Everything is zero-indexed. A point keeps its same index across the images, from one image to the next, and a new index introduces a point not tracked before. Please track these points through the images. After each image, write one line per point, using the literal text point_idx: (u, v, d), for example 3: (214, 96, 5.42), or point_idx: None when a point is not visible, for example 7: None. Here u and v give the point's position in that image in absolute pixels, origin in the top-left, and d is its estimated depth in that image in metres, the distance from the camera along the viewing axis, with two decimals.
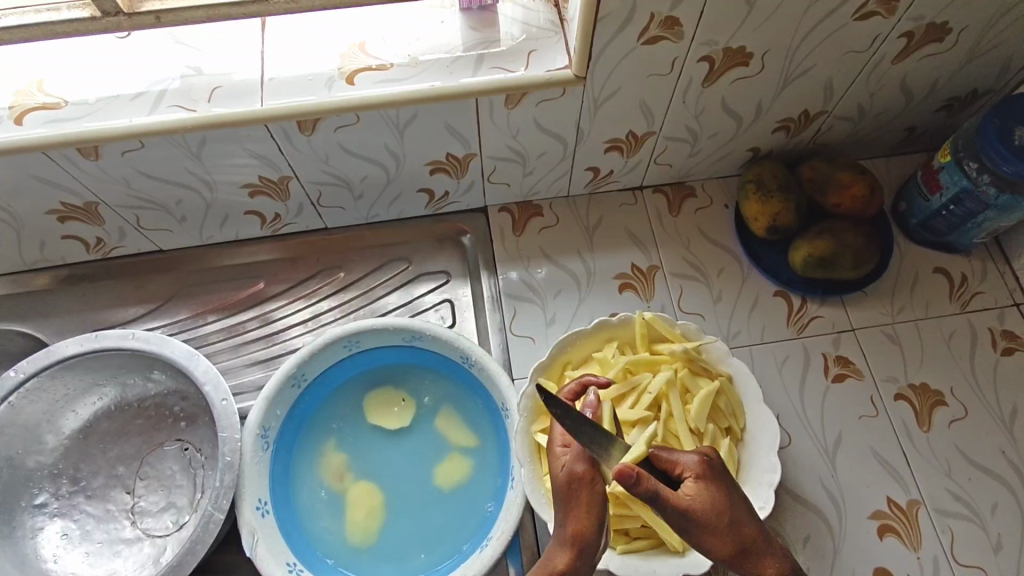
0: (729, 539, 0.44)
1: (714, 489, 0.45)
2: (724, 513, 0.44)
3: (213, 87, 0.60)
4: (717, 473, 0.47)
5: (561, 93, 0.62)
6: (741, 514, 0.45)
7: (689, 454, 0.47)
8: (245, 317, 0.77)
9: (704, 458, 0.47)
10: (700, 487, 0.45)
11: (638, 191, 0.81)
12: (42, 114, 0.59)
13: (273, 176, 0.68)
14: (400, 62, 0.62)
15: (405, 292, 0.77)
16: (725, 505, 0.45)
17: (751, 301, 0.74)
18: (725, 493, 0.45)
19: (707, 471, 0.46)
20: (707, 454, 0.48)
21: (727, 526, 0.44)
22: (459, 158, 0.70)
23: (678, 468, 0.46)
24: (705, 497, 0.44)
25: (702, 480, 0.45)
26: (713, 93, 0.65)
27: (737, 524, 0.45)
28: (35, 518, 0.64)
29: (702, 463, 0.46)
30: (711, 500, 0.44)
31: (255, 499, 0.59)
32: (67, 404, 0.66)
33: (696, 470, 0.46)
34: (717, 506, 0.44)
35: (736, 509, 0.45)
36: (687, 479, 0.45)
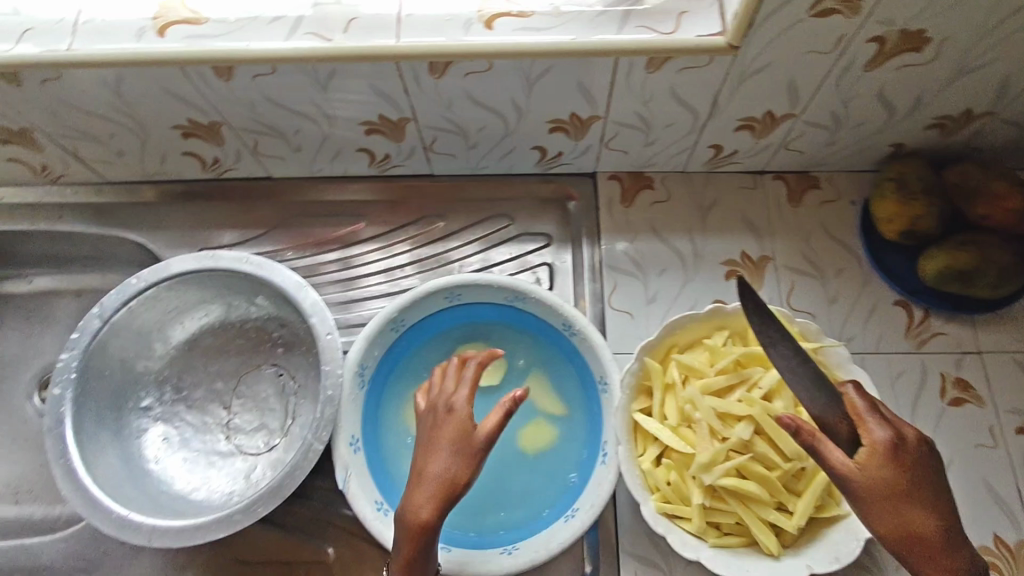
0: (892, 519, 0.46)
1: (890, 468, 0.46)
2: (896, 495, 0.46)
3: (349, 18, 0.59)
4: (906, 454, 0.47)
5: (707, 62, 0.58)
6: (917, 501, 0.46)
7: (876, 428, 0.48)
8: (328, 255, 0.77)
9: (897, 438, 0.47)
10: (874, 463, 0.47)
11: (758, 175, 0.76)
12: (182, 29, 0.59)
13: (393, 116, 0.67)
14: (541, 11, 0.59)
15: (485, 256, 0.76)
16: (898, 486, 0.46)
17: (868, 308, 0.70)
18: (905, 476, 0.46)
19: (893, 451, 0.47)
20: (902, 434, 0.48)
21: (894, 508, 0.46)
22: (582, 119, 0.67)
23: (865, 435, 0.48)
24: (877, 473, 0.46)
25: (882, 456, 0.47)
26: (873, 78, 0.60)
27: (903, 510, 0.46)
28: (139, 420, 0.66)
29: (890, 442, 0.47)
30: (881, 478, 0.46)
31: (349, 435, 0.60)
32: (177, 316, 0.69)
33: (878, 445, 0.47)
34: (886, 484, 0.46)
35: (911, 493, 0.46)
36: (865, 447, 0.47)
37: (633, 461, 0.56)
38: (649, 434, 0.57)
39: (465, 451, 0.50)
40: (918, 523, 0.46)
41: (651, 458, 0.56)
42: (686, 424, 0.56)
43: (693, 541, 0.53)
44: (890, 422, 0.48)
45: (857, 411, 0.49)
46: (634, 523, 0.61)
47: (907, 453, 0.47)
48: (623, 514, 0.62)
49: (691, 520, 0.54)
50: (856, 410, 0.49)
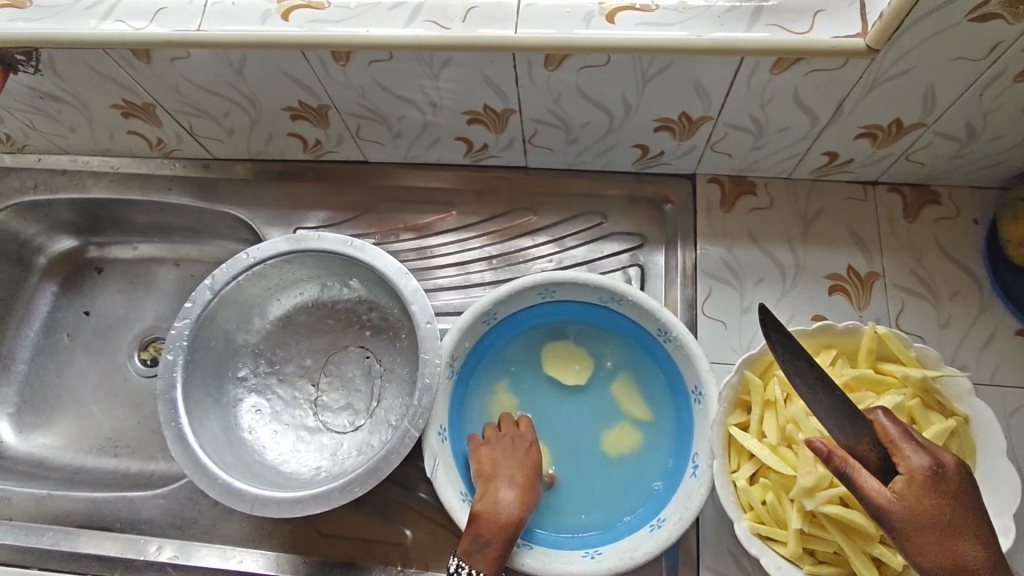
0: (936, 552, 0.43)
1: (931, 496, 0.44)
2: (941, 525, 0.43)
3: (468, 7, 0.59)
4: (945, 481, 0.45)
5: (841, 64, 0.54)
6: (961, 531, 0.44)
7: (915, 454, 0.45)
8: (402, 249, 0.78)
9: (935, 464, 0.45)
10: (915, 491, 0.44)
11: (870, 186, 0.72)
12: (306, 13, 0.60)
13: (498, 107, 0.66)
14: (665, 6, 0.57)
15: (557, 257, 0.75)
16: (942, 516, 0.44)
17: (986, 336, 0.65)
18: (947, 504, 0.44)
19: (932, 478, 0.45)
20: (939, 460, 0.46)
21: (939, 540, 0.43)
22: (691, 119, 0.64)
23: (901, 463, 0.46)
24: (918, 502, 0.44)
25: (922, 484, 0.44)
26: (1023, 89, 0.55)
27: (948, 541, 0.43)
28: (236, 390, 0.69)
29: (930, 469, 0.45)
30: (924, 507, 0.44)
31: (438, 425, 0.59)
32: (276, 293, 0.70)
33: (916, 472, 0.45)
34: (929, 513, 0.44)
35: (954, 522, 0.44)
36: (902, 475, 0.45)
37: (727, 476, 0.54)
38: (745, 451, 0.55)
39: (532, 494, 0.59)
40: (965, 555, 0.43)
41: (748, 476, 0.53)
42: (786, 445, 0.54)
43: (787, 566, 0.51)
44: (927, 448, 0.46)
45: (891, 438, 0.47)
46: (718, 538, 0.60)
47: (947, 480, 0.45)
48: (707, 528, 0.60)
49: (786, 544, 0.52)
50: (889, 436, 0.47)
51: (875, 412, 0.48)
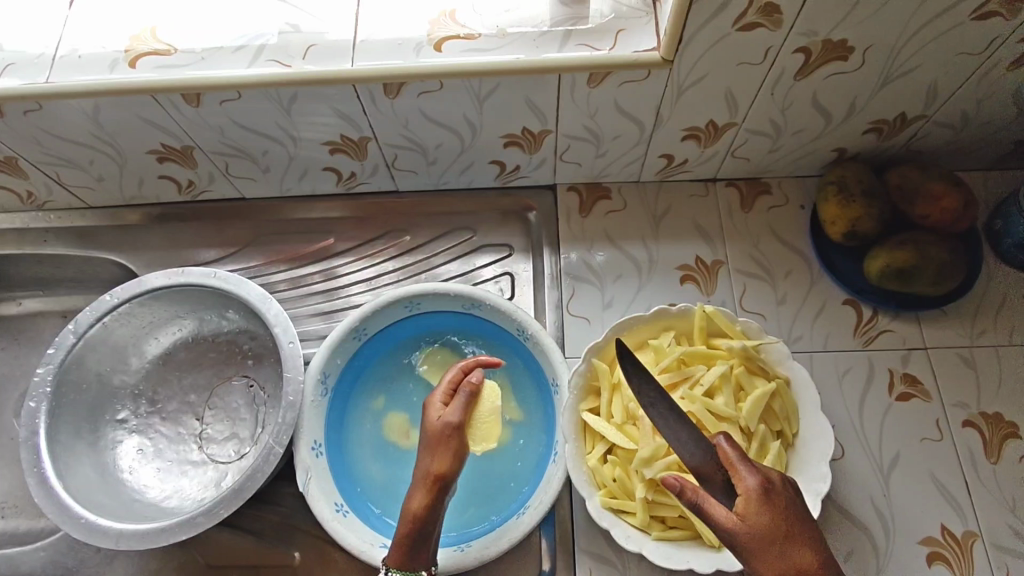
0: (782, 568, 0.43)
1: (766, 513, 0.45)
2: (779, 539, 0.44)
3: (308, 45, 0.62)
4: (778, 496, 0.46)
5: (645, 75, 0.61)
6: (801, 542, 0.44)
7: (748, 474, 0.47)
8: (309, 271, 0.80)
9: (767, 481, 0.47)
10: (751, 510, 0.45)
11: (710, 183, 0.79)
12: (153, 59, 0.62)
13: (354, 136, 0.70)
14: (487, 33, 0.62)
15: (464, 263, 0.79)
16: (780, 530, 0.44)
17: (817, 307, 0.72)
18: (782, 518, 0.45)
19: (765, 496, 0.46)
20: (771, 477, 0.47)
21: (781, 555, 0.44)
22: (534, 134, 0.70)
23: (738, 484, 0.47)
24: (757, 520, 0.45)
25: (758, 503, 0.45)
26: (804, 86, 0.62)
27: (794, 554, 0.44)
28: (115, 432, 0.69)
29: (761, 488, 0.46)
30: (760, 524, 0.44)
31: (311, 440, 0.63)
32: (150, 331, 0.72)
33: (751, 490, 0.46)
34: (767, 529, 0.44)
35: (792, 534, 0.44)
36: (739, 497, 0.46)
37: (581, 458, 0.58)
38: (596, 433, 0.59)
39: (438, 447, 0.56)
40: (808, 565, 0.43)
41: (597, 455, 0.57)
42: (630, 422, 0.58)
43: (636, 534, 0.55)
44: (759, 467, 0.48)
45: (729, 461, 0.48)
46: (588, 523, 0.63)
47: (781, 496, 0.46)
48: (579, 513, 0.63)
49: (636, 514, 0.55)
50: (728, 459, 0.48)
51: (718, 435, 0.50)
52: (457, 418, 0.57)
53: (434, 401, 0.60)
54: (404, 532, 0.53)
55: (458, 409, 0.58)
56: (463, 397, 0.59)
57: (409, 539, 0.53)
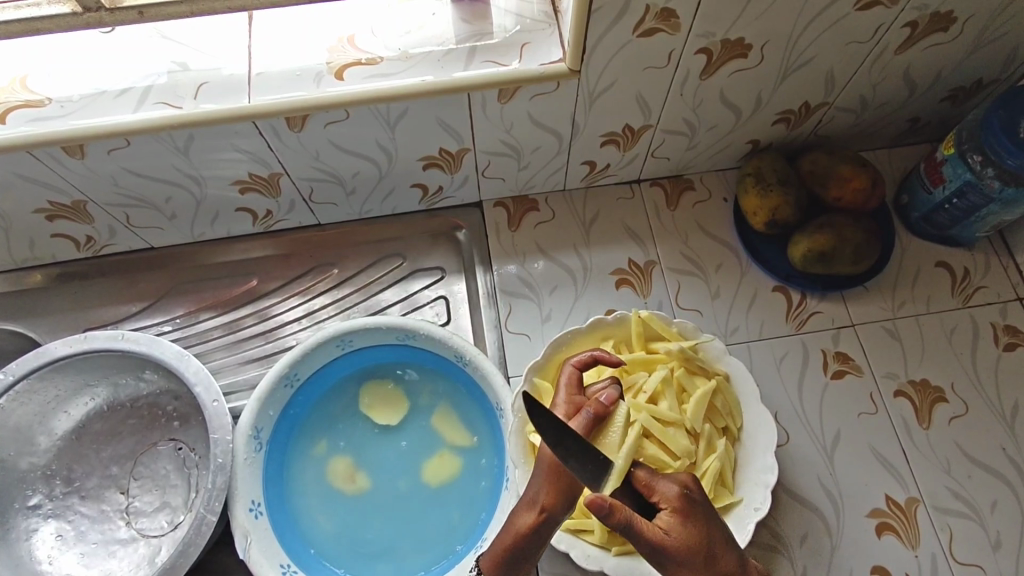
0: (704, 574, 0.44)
1: (690, 523, 0.45)
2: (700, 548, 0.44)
3: (199, 83, 0.59)
4: (697, 503, 0.46)
5: (555, 87, 0.60)
6: (718, 546, 0.45)
7: (672, 484, 0.47)
8: (242, 313, 0.76)
9: (686, 490, 0.47)
10: (677, 522, 0.45)
11: (635, 185, 0.79)
12: (25, 112, 0.57)
13: (263, 173, 0.67)
14: (389, 56, 0.60)
15: (401, 288, 0.76)
16: (701, 538, 0.45)
17: (749, 297, 0.73)
18: (702, 526, 0.45)
19: (685, 503, 0.46)
20: (686, 481, 0.47)
21: (702, 565, 0.44)
22: (452, 154, 0.68)
23: (659, 497, 0.46)
24: (682, 532, 0.44)
25: (681, 514, 0.45)
26: (711, 85, 0.63)
27: (712, 556, 0.45)
28: (29, 520, 0.65)
29: (681, 495, 0.46)
30: (687, 537, 0.44)
31: (248, 501, 0.60)
32: (58, 405, 0.66)
33: (676, 504, 0.46)
34: (693, 541, 0.44)
35: (714, 541, 0.45)
36: (665, 511, 0.46)
37: None
38: None
39: (551, 474, 0.49)
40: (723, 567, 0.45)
41: None
42: None
43: (596, 552, 0.55)
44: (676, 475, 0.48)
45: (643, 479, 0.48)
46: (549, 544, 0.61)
47: (699, 501, 0.47)
48: None
49: (593, 532, 0.56)
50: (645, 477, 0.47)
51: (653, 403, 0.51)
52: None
53: (556, 417, 0.53)
54: (503, 545, 0.49)
55: (571, 433, 0.49)
56: (585, 417, 0.50)
57: (507, 554, 0.49)
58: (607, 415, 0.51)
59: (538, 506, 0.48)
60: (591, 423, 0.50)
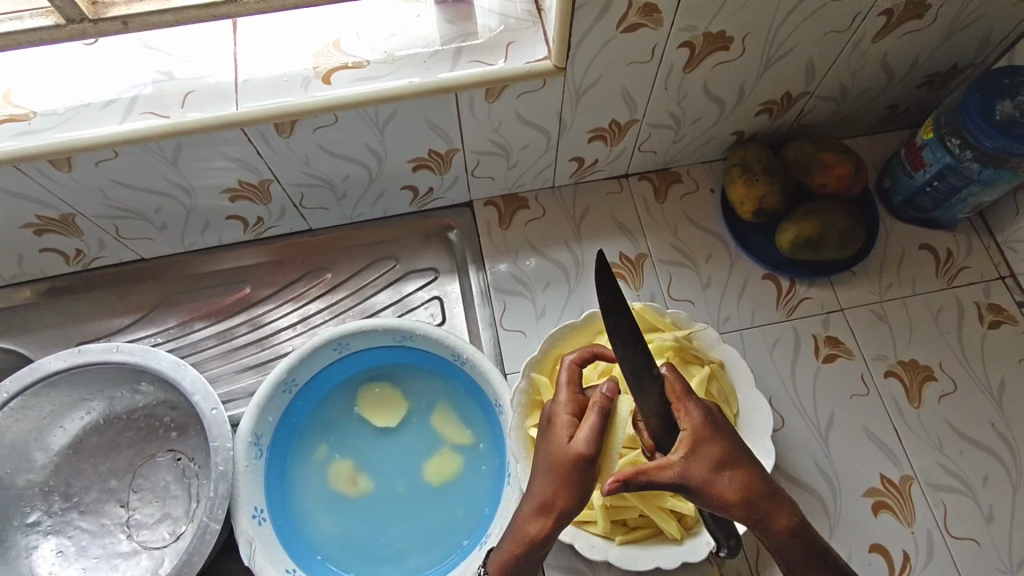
0: (734, 494, 0.44)
1: (711, 442, 0.44)
2: (724, 466, 0.44)
3: (185, 92, 0.59)
4: (721, 426, 0.46)
5: (541, 84, 0.61)
6: (746, 468, 0.45)
7: (694, 406, 0.46)
8: (235, 322, 0.76)
9: (709, 413, 0.46)
10: (701, 442, 0.44)
11: (623, 179, 0.80)
12: (11, 127, 0.57)
13: (254, 181, 0.67)
14: (375, 59, 0.60)
15: (394, 290, 0.77)
16: (726, 460, 0.44)
17: (740, 286, 0.74)
18: (729, 447, 0.45)
19: (709, 425, 0.45)
20: (712, 407, 0.47)
21: (729, 482, 0.44)
22: (442, 154, 0.69)
23: (683, 419, 0.46)
24: (702, 452, 0.44)
25: (704, 434, 0.45)
26: (695, 78, 0.64)
27: (743, 481, 0.44)
28: (28, 537, 0.64)
29: (704, 417, 0.46)
30: (709, 458, 0.44)
31: (251, 508, 0.60)
32: (53, 421, 0.66)
33: (698, 424, 0.45)
34: (717, 459, 0.44)
35: (742, 465, 0.45)
36: (686, 431, 0.45)
37: None
38: None
39: (570, 480, 0.47)
40: (754, 489, 0.44)
41: None
42: None
43: (600, 543, 0.56)
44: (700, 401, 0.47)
45: (674, 395, 0.47)
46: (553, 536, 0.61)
47: (723, 425, 0.46)
48: None
49: (597, 523, 0.56)
50: (676, 393, 0.47)
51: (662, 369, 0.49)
52: (587, 451, 0.47)
53: (560, 416, 0.50)
54: (514, 552, 0.50)
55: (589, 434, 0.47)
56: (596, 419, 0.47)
57: (518, 560, 0.50)
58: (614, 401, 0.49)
59: (552, 512, 0.48)
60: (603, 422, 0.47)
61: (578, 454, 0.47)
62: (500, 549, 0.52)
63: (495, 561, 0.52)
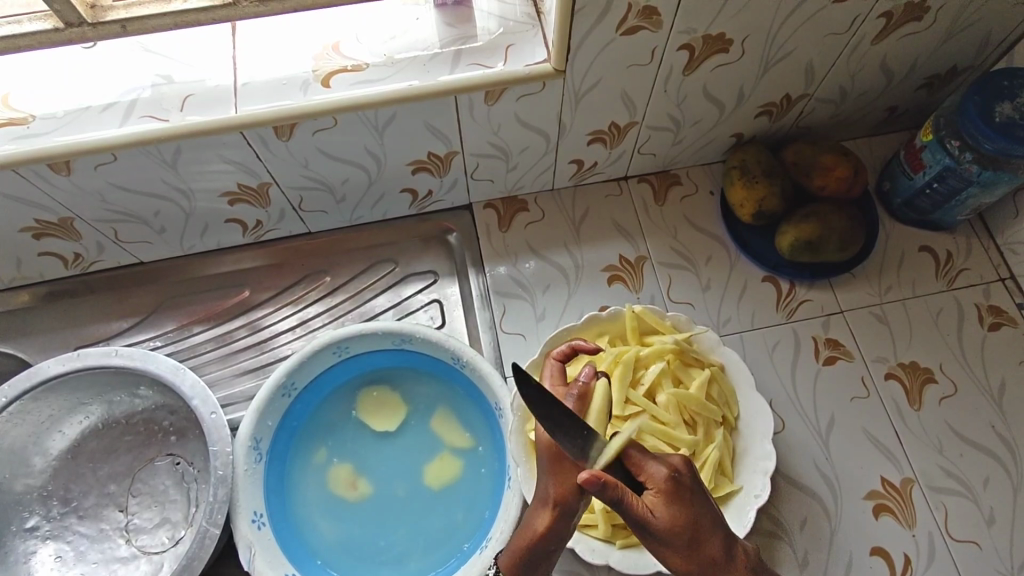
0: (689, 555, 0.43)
1: (675, 506, 0.42)
2: (687, 531, 0.42)
3: (184, 96, 0.58)
4: (685, 488, 0.43)
5: (541, 87, 0.61)
6: (707, 531, 0.43)
7: (660, 467, 0.43)
8: (234, 325, 0.76)
9: (675, 474, 0.43)
10: (664, 506, 0.42)
11: (623, 182, 0.80)
12: (9, 131, 0.57)
13: (253, 184, 0.67)
14: (375, 62, 0.60)
15: (394, 293, 0.77)
16: (688, 525, 0.42)
17: (740, 289, 0.74)
18: (692, 513, 0.42)
19: (672, 489, 0.43)
20: (678, 465, 0.44)
21: (688, 545, 0.42)
22: (441, 157, 0.69)
23: (647, 478, 0.43)
24: (665, 516, 0.42)
25: (666, 499, 0.42)
26: (694, 80, 0.64)
27: (702, 545, 0.43)
28: (27, 542, 0.64)
29: (669, 478, 0.43)
30: (671, 522, 0.42)
31: (251, 512, 0.60)
32: (52, 426, 0.65)
33: (663, 486, 0.43)
34: (679, 525, 0.42)
35: (703, 530, 0.43)
36: (650, 491, 0.43)
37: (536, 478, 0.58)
38: None
39: (558, 467, 0.48)
40: (713, 553, 0.43)
41: None
42: None
43: (601, 546, 0.56)
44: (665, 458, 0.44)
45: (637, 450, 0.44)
46: None
47: (688, 487, 0.43)
48: None
49: (598, 526, 0.56)
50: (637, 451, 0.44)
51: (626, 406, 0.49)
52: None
53: (542, 410, 0.52)
54: (521, 548, 0.50)
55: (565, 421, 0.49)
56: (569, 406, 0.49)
57: (524, 556, 0.49)
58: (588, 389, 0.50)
59: (551, 503, 0.48)
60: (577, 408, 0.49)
61: (554, 441, 0.48)
62: (509, 546, 0.51)
63: (506, 558, 0.51)
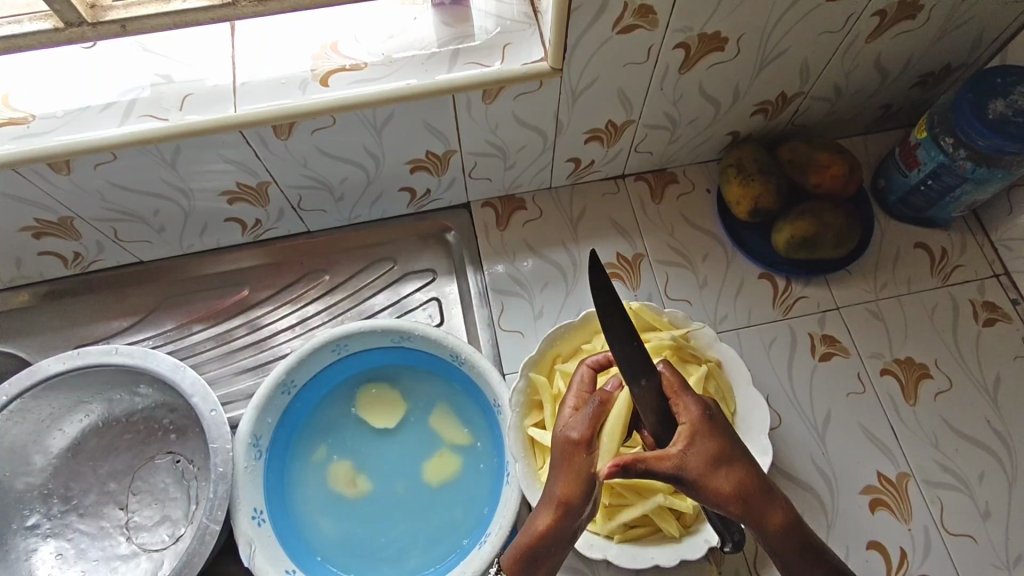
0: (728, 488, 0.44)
1: (710, 438, 0.45)
2: (721, 462, 0.44)
3: (184, 95, 0.59)
4: (718, 423, 0.46)
5: (538, 85, 0.61)
6: (742, 465, 0.45)
7: (691, 403, 0.46)
8: (234, 324, 0.76)
9: (707, 409, 0.46)
10: (698, 438, 0.45)
11: (620, 180, 0.80)
12: (9, 131, 0.57)
13: (252, 182, 0.67)
14: (373, 61, 0.61)
15: (392, 292, 0.77)
16: (723, 456, 0.44)
17: (736, 286, 0.74)
18: (726, 444, 0.45)
19: (706, 422, 0.45)
20: (709, 403, 0.47)
21: (726, 477, 0.44)
22: (439, 156, 0.69)
23: (681, 415, 0.46)
24: (699, 448, 0.44)
25: (701, 431, 0.45)
26: (690, 79, 0.65)
27: (738, 477, 0.44)
28: (27, 540, 0.64)
29: (702, 413, 0.46)
30: (706, 453, 0.44)
31: (250, 509, 0.60)
32: (52, 424, 0.66)
33: (695, 420, 0.45)
34: (713, 455, 0.44)
35: (738, 462, 0.45)
36: (684, 427, 0.45)
37: (534, 474, 0.59)
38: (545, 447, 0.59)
39: (567, 464, 0.49)
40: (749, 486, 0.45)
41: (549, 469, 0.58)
42: None
43: (600, 541, 0.56)
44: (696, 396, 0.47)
45: (671, 390, 0.48)
46: None
47: (720, 421, 0.46)
48: None
49: (596, 521, 0.57)
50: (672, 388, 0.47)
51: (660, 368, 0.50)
52: (579, 434, 0.49)
53: (564, 407, 0.53)
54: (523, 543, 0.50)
55: (581, 422, 0.50)
56: (591, 409, 0.50)
57: (528, 551, 0.50)
58: (611, 398, 0.50)
59: (555, 502, 0.48)
60: (597, 413, 0.50)
61: (569, 439, 0.49)
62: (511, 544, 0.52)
63: (507, 556, 0.51)
